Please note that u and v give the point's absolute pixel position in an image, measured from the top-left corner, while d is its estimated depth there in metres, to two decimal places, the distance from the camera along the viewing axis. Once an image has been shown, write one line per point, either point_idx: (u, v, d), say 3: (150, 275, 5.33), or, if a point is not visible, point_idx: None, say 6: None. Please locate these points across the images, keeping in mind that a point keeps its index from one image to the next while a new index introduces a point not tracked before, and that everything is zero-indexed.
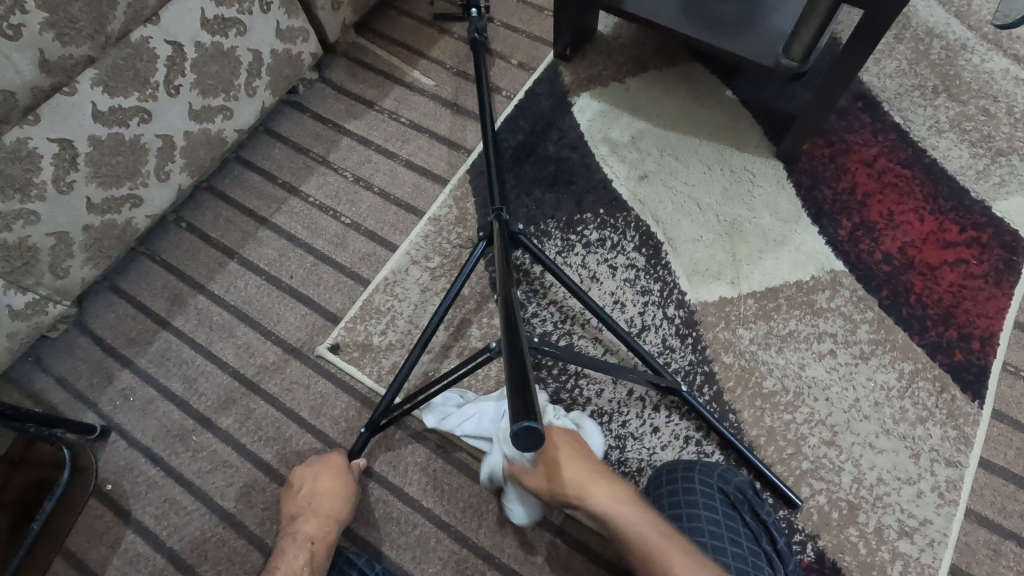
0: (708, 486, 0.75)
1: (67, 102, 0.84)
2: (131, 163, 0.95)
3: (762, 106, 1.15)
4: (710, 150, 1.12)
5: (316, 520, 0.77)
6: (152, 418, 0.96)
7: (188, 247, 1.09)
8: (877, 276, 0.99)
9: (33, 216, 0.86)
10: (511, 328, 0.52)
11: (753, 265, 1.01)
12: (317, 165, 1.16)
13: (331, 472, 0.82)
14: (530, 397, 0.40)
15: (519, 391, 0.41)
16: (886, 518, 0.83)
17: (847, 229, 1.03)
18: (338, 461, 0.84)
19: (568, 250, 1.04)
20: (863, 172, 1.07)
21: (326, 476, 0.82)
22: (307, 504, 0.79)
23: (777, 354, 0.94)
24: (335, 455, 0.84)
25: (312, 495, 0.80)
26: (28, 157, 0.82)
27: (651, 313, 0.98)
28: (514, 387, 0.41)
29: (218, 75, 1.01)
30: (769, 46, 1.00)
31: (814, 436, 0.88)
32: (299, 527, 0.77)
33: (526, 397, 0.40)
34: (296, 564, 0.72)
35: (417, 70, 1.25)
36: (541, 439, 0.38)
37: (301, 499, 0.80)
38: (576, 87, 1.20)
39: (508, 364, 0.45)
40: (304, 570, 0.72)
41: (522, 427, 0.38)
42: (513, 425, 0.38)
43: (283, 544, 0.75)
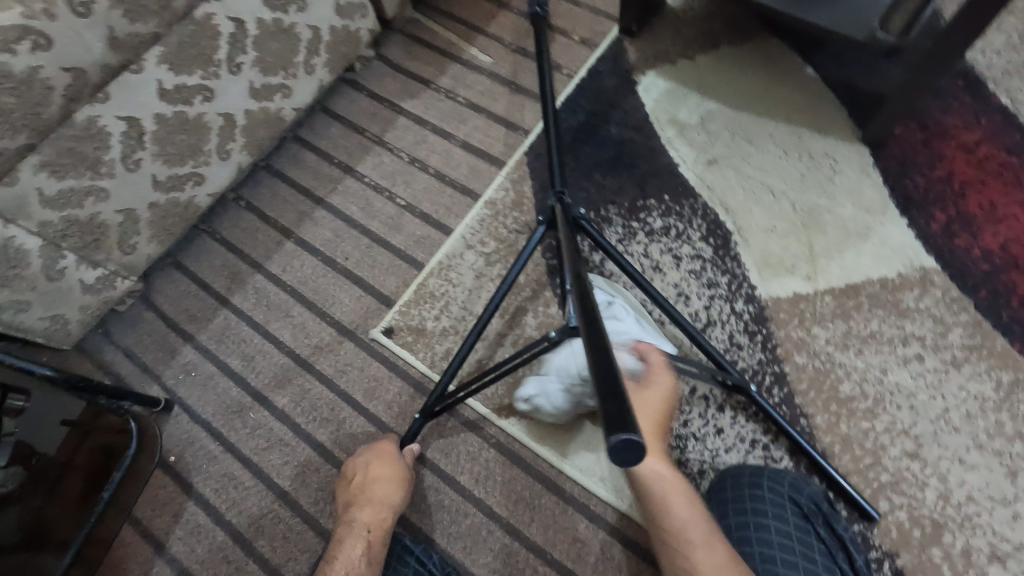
0: (778, 496, 0.70)
1: (134, 79, 0.84)
2: (194, 141, 0.95)
3: (848, 85, 1.06)
4: (786, 133, 1.04)
5: (375, 507, 0.77)
6: (212, 393, 0.98)
7: (247, 226, 1.10)
8: (974, 275, 0.90)
9: (103, 192, 0.87)
10: (586, 314, 0.47)
11: (832, 259, 0.93)
12: (372, 145, 1.14)
13: (384, 460, 0.82)
14: (623, 402, 0.35)
15: (607, 394, 0.36)
16: (974, 540, 0.76)
17: (941, 222, 0.94)
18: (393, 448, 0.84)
19: (629, 238, 0.99)
20: (962, 159, 0.97)
21: (380, 463, 0.81)
22: (365, 490, 0.78)
23: (856, 357, 0.87)
24: (388, 441, 0.84)
25: (368, 482, 0.79)
26: (99, 135, 0.83)
27: (718, 307, 0.93)
28: (602, 388, 0.36)
29: (278, 52, 1.00)
30: (862, 18, 0.91)
31: (895, 446, 0.82)
32: (359, 513, 0.76)
33: (621, 404, 0.35)
34: (354, 554, 0.71)
35: (475, 47, 1.21)
36: (635, 457, 0.34)
37: (355, 486, 0.80)
38: (641, 65, 1.13)
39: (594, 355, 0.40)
40: (361, 560, 0.70)
41: (618, 439, 0.32)
42: (607, 436, 0.33)
43: (343, 531, 0.74)
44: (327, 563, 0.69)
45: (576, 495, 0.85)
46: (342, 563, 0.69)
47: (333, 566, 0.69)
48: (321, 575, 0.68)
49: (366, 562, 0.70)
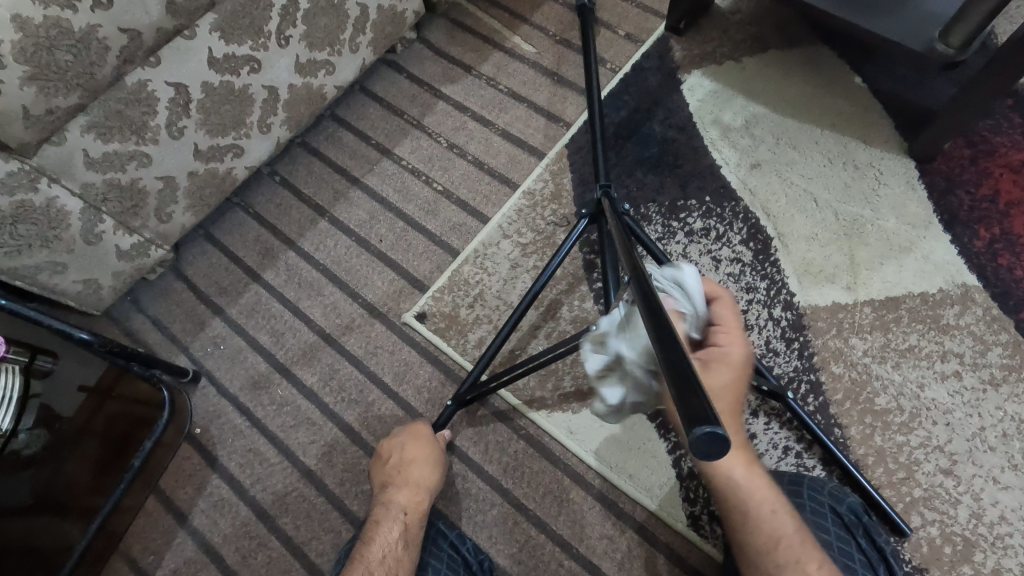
0: (818, 504, 0.70)
1: (187, 45, 0.83)
2: (238, 112, 0.94)
3: (896, 97, 1.05)
4: (831, 142, 1.03)
5: (411, 490, 0.77)
6: (240, 367, 0.97)
7: (281, 202, 1.09)
8: (1015, 295, 0.89)
9: (146, 158, 0.86)
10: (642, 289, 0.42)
11: (872, 271, 0.93)
12: (411, 128, 1.14)
13: (418, 443, 0.81)
14: (698, 386, 0.30)
15: (678, 379, 0.31)
16: (1006, 560, 0.76)
17: (985, 240, 0.93)
18: (425, 431, 0.83)
19: (669, 237, 0.98)
20: (1008, 179, 0.97)
21: (414, 446, 0.81)
22: (401, 473, 0.78)
23: (893, 370, 0.87)
24: (421, 425, 0.84)
25: (403, 465, 0.79)
26: (147, 100, 0.82)
27: (755, 312, 0.92)
28: (674, 374, 0.31)
29: (326, 28, 0.99)
30: (921, 29, 0.90)
31: (930, 462, 0.81)
32: (395, 495, 0.76)
33: (694, 393, 0.30)
34: (391, 536, 0.70)
35: (518, 36, 1.20)
36: (719, 448, 0.29)
37: (391, 468, 0.79)
38: (687, 64, 1.12)
39: (653, 335, 0.35)
40: (399, 543, 0.69)
41: (702, 432, 0.28)
42: (686, 429, 0.28)
43: (379, 513, 0.74)
44: (365, 544, 0.69)
45: (605, 491, 0.84)
46: (380, 545, 0.68)
47: (371, 547, 0.68)
48: (360, 556, 0.67)
49: (405, 545, 0.70)
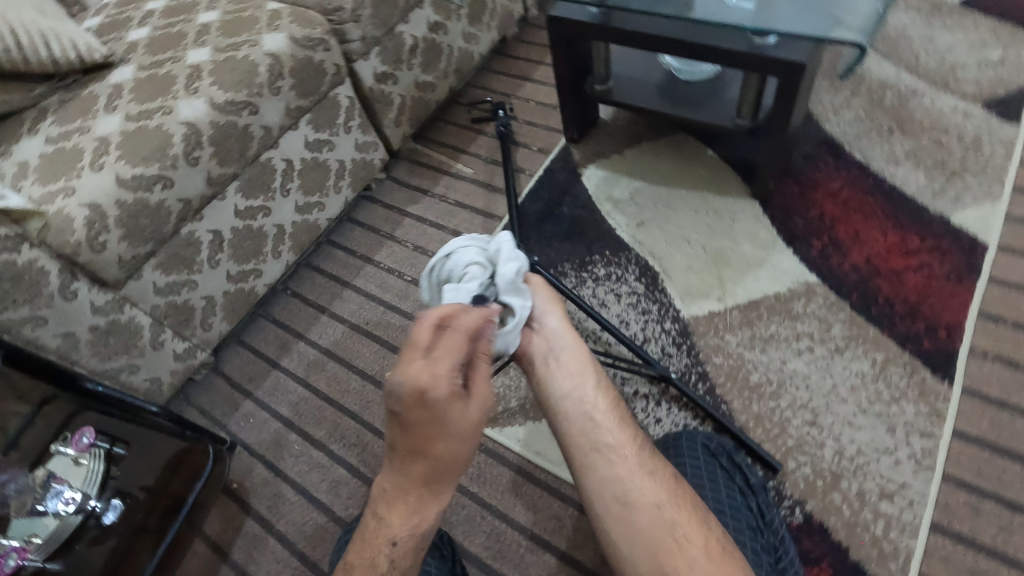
0: (694, 443, 0.91)
1: (220, 205, 1.22)
2: (256, 244, 1.32)
3: (738, 159, 1.39)
4: (695, 198, 1.36)
5: (450, 446, 0.61)
6: (266, 433, 1.25)
7: (293, 307, 1.44)
8: (847, 284, 1.15)
9: (194, 283, 1.22)
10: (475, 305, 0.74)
11: (736, 284, 1.20)
12: (386, 240, 1.51)
13: (439, 394, 0.61)
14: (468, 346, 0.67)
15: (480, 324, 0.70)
16: (867, 484, 0.94)
17: (818, 248, 1.21)
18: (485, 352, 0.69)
19: (581, 284, 1.28)
20: (830, 202, 1.27)
21: (443, 397, 0.62)
22: (436, 412, 0.61)
23: (761, 353, 1.11)
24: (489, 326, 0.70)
25: (435, 416, 0.61)
26: (194, 243, 1.19)
27: (652, 327, 1.19)
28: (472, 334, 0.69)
29: (316, 179, 1.40)
30: (724, 111, 1.26)
31: (798, 417, 1.03)
32: (439, 446, 0.61)
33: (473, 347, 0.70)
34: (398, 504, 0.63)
35: (460, 162, 1.61)
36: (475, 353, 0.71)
37: (419, 422, 0.60)
38: (584, 162, 1.50)
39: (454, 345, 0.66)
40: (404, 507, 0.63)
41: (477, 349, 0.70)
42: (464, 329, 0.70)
43: (400, 448, 0.61)
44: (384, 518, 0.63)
45: (549, 482, 1.06)
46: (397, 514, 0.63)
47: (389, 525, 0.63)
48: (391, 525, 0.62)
49: (434, 478, 0.62)
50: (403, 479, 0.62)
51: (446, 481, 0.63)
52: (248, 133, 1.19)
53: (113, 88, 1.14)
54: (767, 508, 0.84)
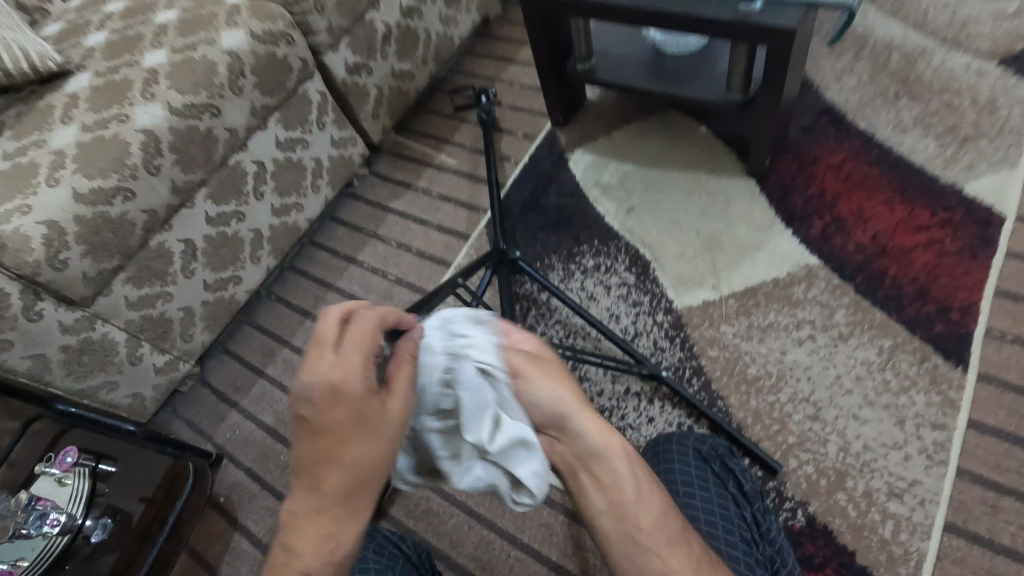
0: (683, 446, 0.85)
1: (190, 214, 1.17)
2: (233, 251, 1.28)
3: (733, 136, 1.31)
4: (687, 179, 1.28)
5: (361, 455, 0.52)
6: (253, 444, 1.22)
7: (277, 312, 1.40)
8: (850, 265, 1.07)
9: (169, 295, 1.19)
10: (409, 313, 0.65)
11: (732, 271, 1.13)
12: (369, 239, 1.46)
13: (348, 389, 0.53)
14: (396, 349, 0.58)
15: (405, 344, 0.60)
16: (874, 482, 0.88)
17: (819, 228, 1.13)
18: (410, 351, 0.60)
19: (569, 278, 1.22)
20: (831, 176, 1.18)
21: (353, 393, 0.53)
22: (350, 407, 0.53)
23: (759, 344, 1.04)
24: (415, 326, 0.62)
25: (353, 416, 0.53)
26: (165, 255, 1.15)
27: (643, 320, 1.12)
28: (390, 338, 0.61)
29: (291, 180, 1.35)
30: (713, 86, 1.18)
31: (799, 412, 0.96)
32: (348, 454, 0.52)
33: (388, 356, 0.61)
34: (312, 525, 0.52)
35: (443, 154, 1.55)
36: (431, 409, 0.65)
37: (322, 426, 0.52)
38: (571, 147, 1.42)
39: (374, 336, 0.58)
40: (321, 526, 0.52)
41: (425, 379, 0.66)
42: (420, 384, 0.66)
43: (306, 462, 0.53)
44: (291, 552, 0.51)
45: None
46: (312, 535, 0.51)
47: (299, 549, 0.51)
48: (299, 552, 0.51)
49: (346, 496, 0.52)
50: (316, 501, 0.52)
51: (363, 495, 0.53)
52: (212, 137, 1.14)
53: (70, 97, 1.09)
54: (763, 517, 0.77)
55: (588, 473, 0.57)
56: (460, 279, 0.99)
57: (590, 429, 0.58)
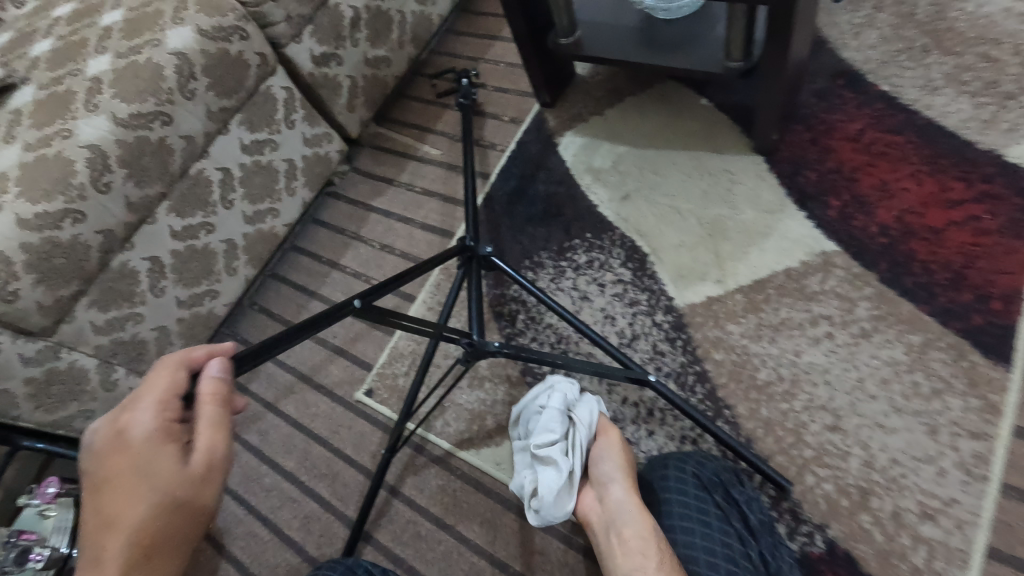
0: (683, 471, 0.77)
1: (152, 230, 1.11)
2: (205, 265, 1.21)
3: (737, 107, 1.17)
4: (687, 159, 1.15)
5: (147, 509, 0.51)
6: (237, 466, 1.16)
7: (260, 324, 1.34)
8: (873, 250, 0.95)
9: (140, 316, 1.13)
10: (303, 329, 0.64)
11: (738, 261, 1.02)
12: (351, 241, 1.38)
13: (132, 440, 0.53)
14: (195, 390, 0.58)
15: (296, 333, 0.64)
16: (903, 502, 0.78)
17: (836, 208, 1.00)
18: (214, 394, 0.57)
19: (559, 276, 1.12)
20: (850, 148, 1.05)
21: (135, 446, 0.53)
22: (127, 463, 0.53)
23: (770, 345, 0.93)
24: (224, 362, 0.59)
25: (127, 471, 0.52)
26: (129, 275, 1.09)
27: (640, 322, 1.02)
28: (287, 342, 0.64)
29: (261, 184, 1.27)
30: (710, 56, 1.04)
31: (816, 422, 0.86)
32: (133, 510, 0.50)
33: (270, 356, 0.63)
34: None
35: (426, 144, 1.45)
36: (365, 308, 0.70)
37: (103, 485, 0.52)
38: (561, 128, 1.29)
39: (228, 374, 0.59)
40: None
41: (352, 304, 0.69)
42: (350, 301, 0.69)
43: (90, 528, 0.51)
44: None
45: (530, 511, 0.94)
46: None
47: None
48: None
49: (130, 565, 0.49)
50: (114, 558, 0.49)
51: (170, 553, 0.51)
52: (165, 147, 1.06)
53: (13, 114, 1.02)
54: (772, 556, 0.71)
55: (611, 525, 0.72)
56: (356, 300, 0.69)
57: (619, 489, 0.74)
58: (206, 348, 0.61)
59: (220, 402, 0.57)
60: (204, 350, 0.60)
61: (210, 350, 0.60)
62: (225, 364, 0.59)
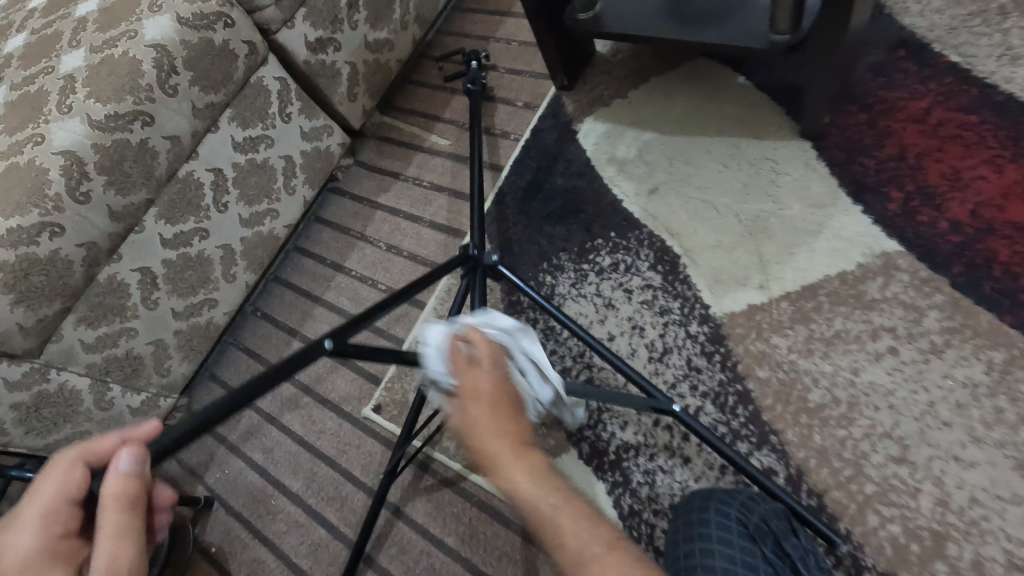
0: (725, 517, 0.66)
1: (140, 239, 1.03)
2: (201, 273, 1.13)
3: (780, 85, 1.04)
4: (724, 146, 1.03)
5: None
6: (241, 485, 1.10)
7: (264, 333, 1.26)
8: (943, 251, 0.83)
9: (133, 331, 1.06)
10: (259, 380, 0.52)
11: (783, 263, 0.90)
12: (356, 242, 1.28)
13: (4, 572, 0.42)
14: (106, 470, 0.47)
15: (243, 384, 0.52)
16: (988, 550, 0.68)
17: (898, 201, 0.88)
18: (118, 496, 0.44)
19: (581, 281, 1.01)
20: (913, 131, 0.91)
21: None
22: None
23: (822, 361, 0.82)
24: (134, 450, 0.45)
25: None
26: (119, 288, 1.02)
27: (673, 333, 0.92)
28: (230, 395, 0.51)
29: (258, 184, 1.18)
30: (752, 29, 0.90)
31: (879, 452, 0.76)
32: None
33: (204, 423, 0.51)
34: None
35: (434, 134, 1.34)
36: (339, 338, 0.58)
37: None
38: (579, 114, 1.17)
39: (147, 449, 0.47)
40: None
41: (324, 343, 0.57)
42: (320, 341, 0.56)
43: None
44: None
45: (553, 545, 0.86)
46: None
47: None
48: None
49: None
50: None
51: None
52: (148, 149, 0.97)
53: None
54: None
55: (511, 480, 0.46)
56: (327, 338, 0.57)
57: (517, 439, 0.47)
58: (118, 437, 0.49)
59: (127, 507, 0.44)
60: (117, 437, 0.48)
61: (124, 439, 0.48)
62: (137, 454, 0.45)
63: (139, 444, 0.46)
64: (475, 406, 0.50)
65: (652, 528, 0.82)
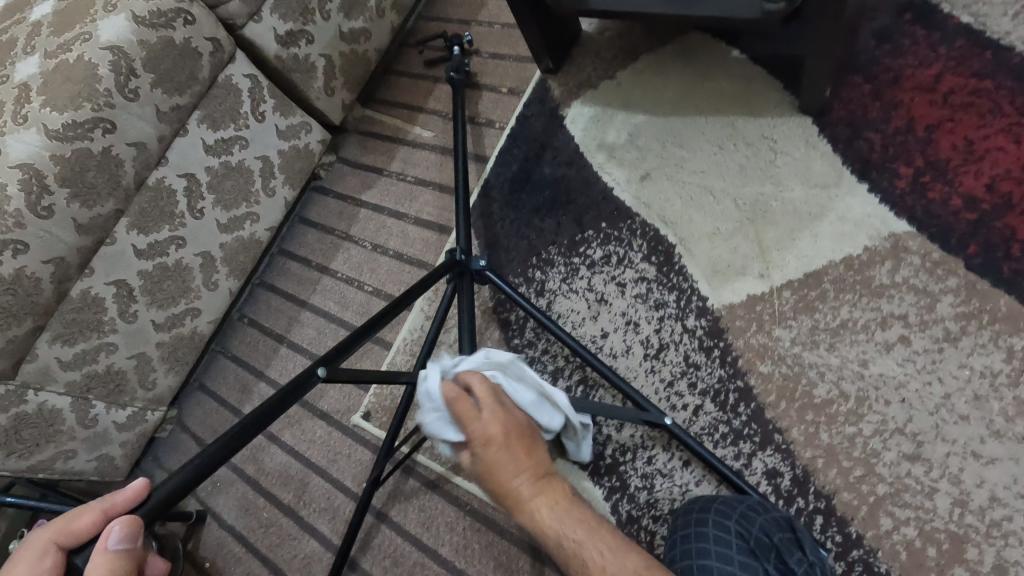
0: (724, 530, 0.62)
1: (111, 251, 0.99)
2: (180, 283, 1.09)
3: (778, 57, 0.97)
4: (718, 126, 0.97)
5: None
6: (233, 498, 1.07)
7: (251, 340, 1.23)
8: (958, 230, 0.78)
9: (113, 346, 1.03)
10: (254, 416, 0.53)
11: (785, 250, 0.85)
12: (342, 242, 1.24)
13: None
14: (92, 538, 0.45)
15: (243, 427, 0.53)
16: (1009, 552, 0.65)
17: (908, 177, 0.82)
18: None
19: (572, 276, 0.96)
20: (923, 101, 0.85)
21: None
22: None
23: (829, 354, 0.78)
24: (123, 528, 0.44)
25: None
26: (94, 303, 0.98)
27: (669, 328, 0.87)
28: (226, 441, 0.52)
29: (234, 187, 1.13)
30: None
31: (891, 450, 0.72)
32: None
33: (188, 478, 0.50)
34: None
35: (417, 125, 1.29)
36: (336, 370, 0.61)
37: None
38: (566, 98, 1.11)
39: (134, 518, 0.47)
40: None
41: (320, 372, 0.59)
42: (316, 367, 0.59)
43: None
44: None
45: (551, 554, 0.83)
46: None
47: None
48: None
49: None
50: None
51: None
52: (112, 158, 0.93)
53: None
54: None
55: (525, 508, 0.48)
56: (321, 366, 0.60)
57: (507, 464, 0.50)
58: (98, 508, 0.47)
59: None
60: (97, 512, 0.46)
61: (106, 511, 0.46)
62: (126, 531, 0.44)
63: (130, 517, 0.45)
64: (488, 449, 0.50)
65: (652, 535, 0.78)
